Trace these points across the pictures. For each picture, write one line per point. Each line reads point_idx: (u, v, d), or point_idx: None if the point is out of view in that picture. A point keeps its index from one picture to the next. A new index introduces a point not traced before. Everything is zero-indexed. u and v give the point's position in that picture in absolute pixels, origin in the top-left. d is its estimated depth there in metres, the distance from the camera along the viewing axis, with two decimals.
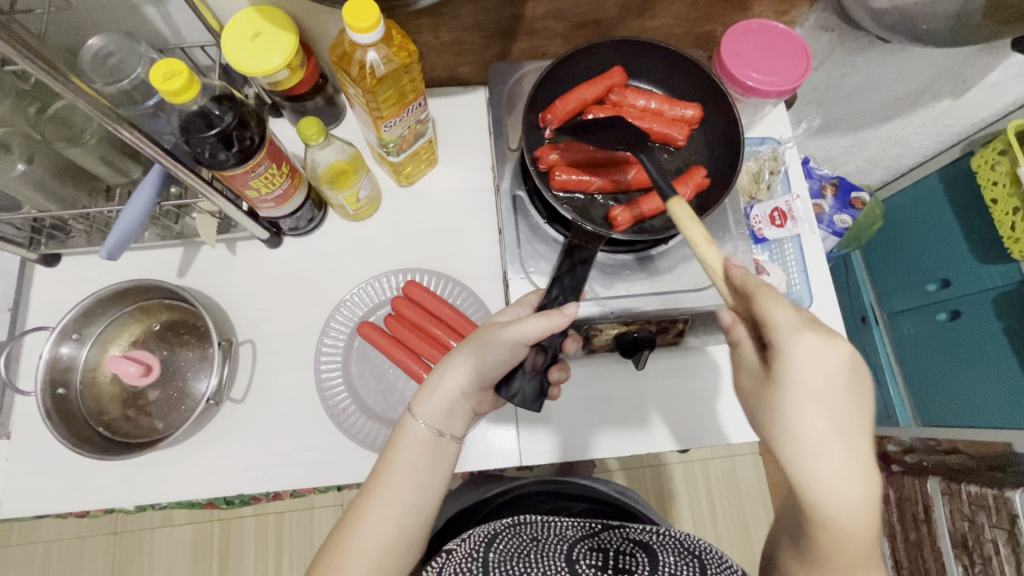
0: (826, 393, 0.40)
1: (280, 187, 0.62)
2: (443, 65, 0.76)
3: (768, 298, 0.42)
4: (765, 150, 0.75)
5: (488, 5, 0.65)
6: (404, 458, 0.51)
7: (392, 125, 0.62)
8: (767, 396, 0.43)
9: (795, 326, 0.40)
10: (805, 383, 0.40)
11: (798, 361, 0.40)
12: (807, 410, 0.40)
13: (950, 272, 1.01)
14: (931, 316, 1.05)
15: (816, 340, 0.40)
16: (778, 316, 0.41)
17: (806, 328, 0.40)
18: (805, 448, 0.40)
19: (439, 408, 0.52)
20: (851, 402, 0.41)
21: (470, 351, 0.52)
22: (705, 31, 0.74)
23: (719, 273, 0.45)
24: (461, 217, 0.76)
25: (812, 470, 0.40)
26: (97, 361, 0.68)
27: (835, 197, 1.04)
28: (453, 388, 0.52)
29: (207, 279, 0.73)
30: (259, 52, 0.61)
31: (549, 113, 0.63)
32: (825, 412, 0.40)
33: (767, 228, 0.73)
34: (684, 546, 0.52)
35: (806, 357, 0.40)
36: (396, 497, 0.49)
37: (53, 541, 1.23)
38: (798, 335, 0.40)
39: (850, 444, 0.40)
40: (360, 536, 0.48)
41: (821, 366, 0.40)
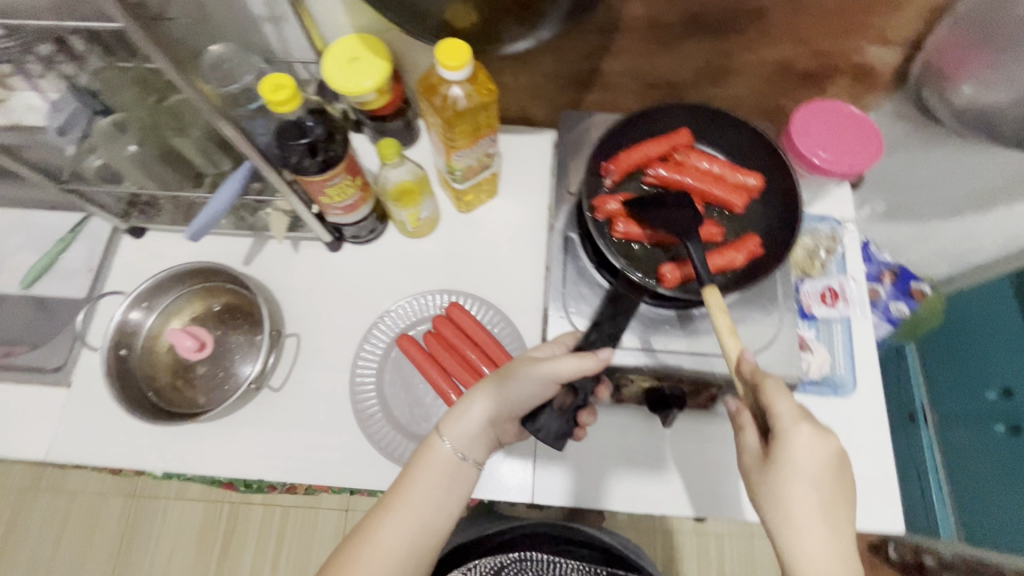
0: (816, 478, 0.44)
1: (350, 198, 0.67)
2: (517, 105, 0.80)
3: (774, 390, 0.47)
4: (824, 228, 0.74)
5: (567, 57, 0.70)
6: (424, 478, 0.52)
7: (463, 155, 0.66)
8: (765, 476, 0.46)
9: (794, 418, 0.45)
10: (799, 469, 0.44)
11: (796, 446, 0.45)
12: (798, 492, 0.44)
13: (1012, 381, 0.96)
14: (988, 427, 0.99)
15: (811, 432, 0.45)
16: (781, 406, 0.46)
17: (804, 421, 0.45)
18: (789, 523, 0.44)
19: (465, 432, 0.53)
20: (839, 496, 0.45)
21: (501, 378, 0.54)
22: (779, 105, 0.76)
23: (735, 359, 0.49)
24: (512, 249, 0.79)
25: (801, 546, 0.43)
26: (159, 331, 0.74)
27: (893, 284, 1.01)
28: (481, 415, 0.53)
29: (268, 272, 0.78)
30: (354, 74, 0.67)
31: (612, 163, 0.65)
32: (815, 498, 0.44)
33: (816, 306, 0.71)
34: None
35: (803, 444, 0.45)
36: (411, 514, 0.50)
37: (76, 493, 1.30)
38: (797, 426, 0.45)
39: (834, 526, 0.43)
40: (372, 545, 0.49)
41: (818, 455, 0.44)
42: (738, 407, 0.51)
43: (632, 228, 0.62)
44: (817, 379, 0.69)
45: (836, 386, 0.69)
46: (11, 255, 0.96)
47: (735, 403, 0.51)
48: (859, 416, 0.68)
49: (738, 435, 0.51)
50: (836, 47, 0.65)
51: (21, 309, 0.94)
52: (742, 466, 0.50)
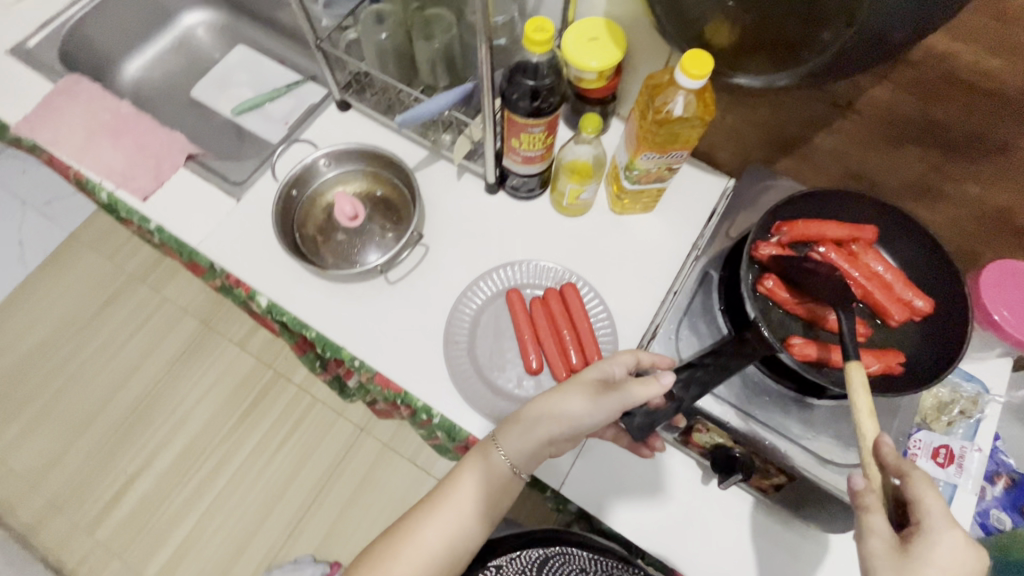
0: None
1: (534, 151, 0.72)
2: (711, 142, 0.82)
3: (927, 487, 0.45)
4: (968, 388, 0.69)
5: (786, 115, 0.71)
6: (470, 484, 0.59)
7: (650, 158, 0.69)
8: (896, 566, 0.43)
9: (948, 521, 0.43)
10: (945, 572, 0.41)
11: (942, 546, 0.42)
12: None
13: None
14: None
15: (963, 541, 0.42)
16: (933, 504, 0.44)
17: (958, 528, 0.43)
18: None
19: (521, 451, 0.57)
20: None
21: (565, 406, 0.56)
22: (976, 251, 0.71)
23: (869, 442, 0.48)
24: (644, 264, 0.80)
25: None
26: (325, 190, 0.83)
27: (1005, 491, 0.89)
28: (541, 432, 0.56)
29: (428, 185, 0.85)
30: (589, 52, 0.72)
31: (787, 225, 0.64)
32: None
33: (922, 459, 0.66)
34: None
35: (954, 550, 0.42)
36: (456, 517, 0.57)
37: (170, 299, 1.51)
38: (951, 529, 0.43)
39: None
40: (419, 539, 0.56)
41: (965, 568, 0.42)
42: (864, 487, 0.47)
43: (777, 289, 0.62)
44: None
45: None
46: (232, 85, 1.12)
47: (860, 481, 0.47)
48: None
49: (860, 516, 0.46)
50: None
51: (221, 129, 1.09)
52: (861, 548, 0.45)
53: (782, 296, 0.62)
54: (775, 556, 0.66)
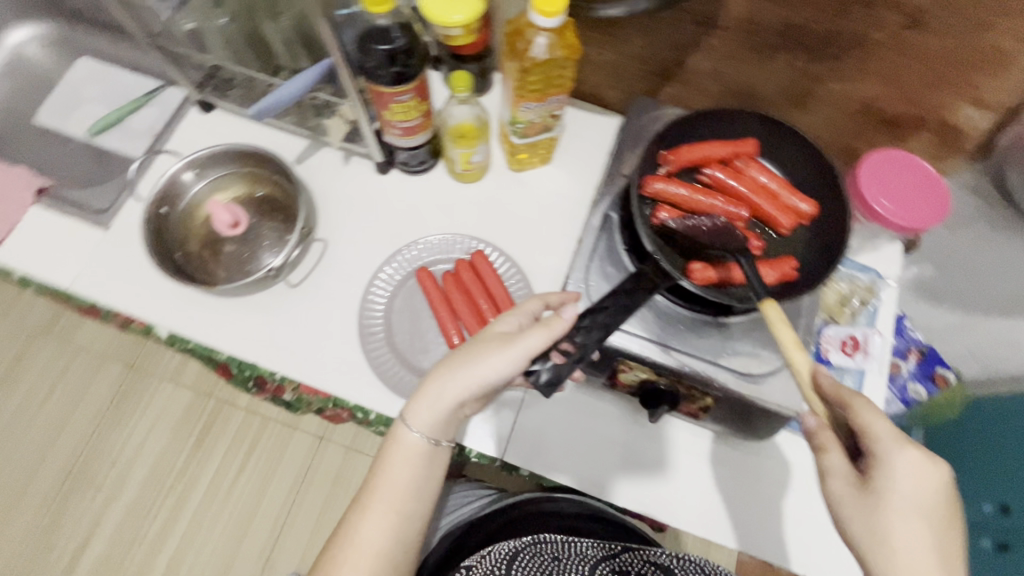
0: (923, 508, 0.45)
1: (412, 121, 0.68)
2: (595, 81, 0.80)
3: (868, 408, 0.48)
4: (863, 279, 0.73)
5: (657, 41, 0.70)
6: (394, 472, 0.55)
7: (529, 108, 0.67)
8: (862, 504, 0.46)
9: (897, 441, 0.46)
10: (902, 496, 0.45)
11: (904, 475, 0.45)
12: (908, 525, 0.44)
13: None
14: None
15: (917, 457, 0.45)
16: (879, 428, 0.47)
17: (908, 445, 0.46)
18: (895, 558, 0.44)
19: (433, 421, 0.54)
20: (946, 522, 0.46)
21: (466, 366, 0.54)
22: (855, 146, 0.74)
23: (806, 376, 0.51)
24: (550, 216, 0.78)
25: None
26: (200, 201, 0.77)
27: (917, 364, 0.97)
28: (452, 396, 0.54)
29: (314, 175, 0.80)
30: (448, 5, 0.67)
31: (671, 154, 0.64)
32: (927, 533, 0.44)
33: (834, 352, 0.70)
34: (701, 567, 0.59)
35: (907, 468, 0.45)
36: (390, 507, 0.54)
37: (82, 348, 1.39)
38: (901, 449, 0.46)
39: (944, 556, 0.44)
40: (360, 542, 0.53)
41: (921, 482, 0.45)
42: (816, 425, 0.50)
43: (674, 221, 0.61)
44: None
45: None
46: (83, 103, 1.01)
47: (813, 419, 0.50)
48: None
49: (819, 455, 0.50)
50: (930, 100, 0.64)
51: (81, 153, 0.98)
52: (826, 489, 0.49)
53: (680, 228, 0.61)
54: (717, 474, 0.69)
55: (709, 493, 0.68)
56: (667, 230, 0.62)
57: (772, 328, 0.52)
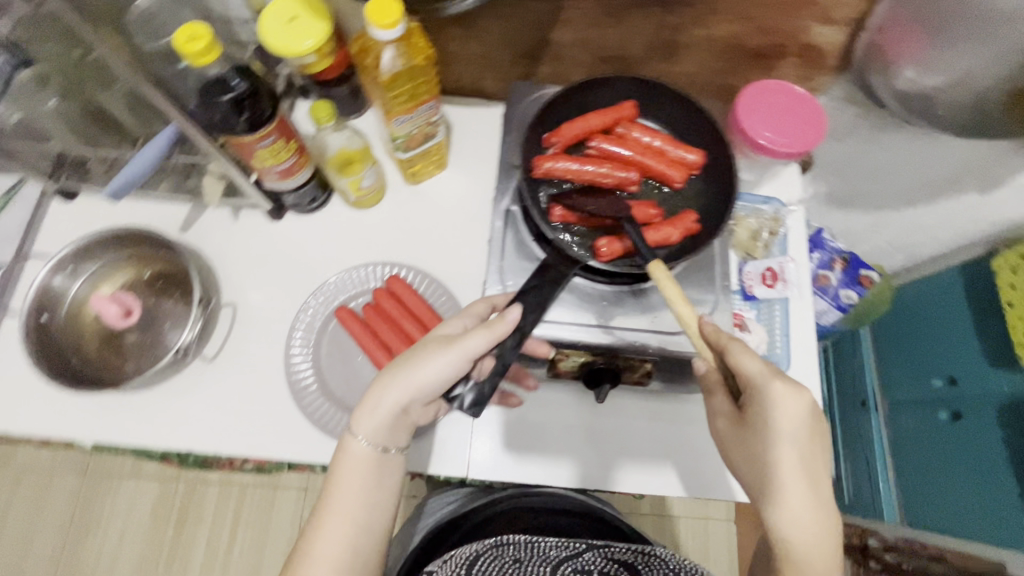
0: (794, 436, 0.48)
1: (286, 162, 0.65)
2: (469, 76, 0.79)
3: (740, 350, 0.51)
4: (768, 210, 0.75)
5: (515, 24, 0.68)
6: (347, 484, 0.53)
7: (402, 121, 0.64)
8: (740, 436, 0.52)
9: (765, 375, 0.49)
10: (773, 426, 0.49)
11: (768, 405, 0.49)
12: (777, 452, 0.48)
13: (957, 370, 1.08)
14: (932, 414, 1.12)
15: (785, 389, 0.48)
16: (749, 366, 0.50)
17: (776, 378, 0.49)
18: (768, 483, 0.49)
19: (380, 428, 0.53)
20: (815, 446, 0.49)
21: (410, 367, 0.52)
22: (731, 83, 0.75)
23: (693, 327, 0.53)
24: (459, 222, 0.77)
25: (778, 501, 0.48)
26: (85, 298, 0.71)
27: (844, 271, 1.05)
28: (393, 403, 0.52)
29: (204, 239, 0.75)
30: (293, 34, 0.64)
31: (554, 135, 0.63)
32: (795, 458, 0.48)
33: (757, 287, 0.72)
34: (670, 565, 0.55)
35: (776, 400, 0.48)
36: (344, 520, 0.52)
37: (25, 470, 1.29)
38: (769, 382, 0.49)
39: (812, 480, 0.48)
40: (313, 562, 0.50)
41: (791, 412, 0.48)
42: (708, 370, 0.57)
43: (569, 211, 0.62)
44: None
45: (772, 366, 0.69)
46: None
47: (704, 366, 0.57)
48: None
49: (710, 398, 0.57)
50: (784, 25, 0.65)
51: None
52: (715, 425, 0.56)
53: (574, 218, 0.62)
54: (680, 434, 0.68)
55: (677, 454, 0.68)
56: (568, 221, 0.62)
57: (658, 286, 0.53)
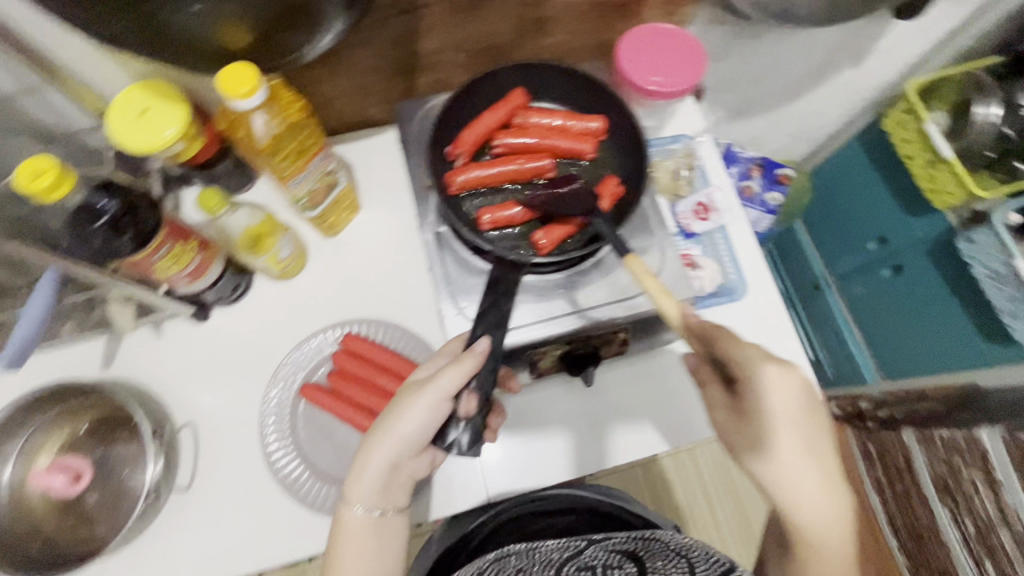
0: (795, 418, 0.44)
1: (192, 262, 0.61)
2: (350, 109, 0.75)
3: (728, 335, 0.46)
4: (679, 148, 0.77)
5: (379, 46, 0.65)
6: (346, 555, 0.50)
7: (299, 181, 0.61)
8: (742, 428, 0.46)
9: (758, 358, 0.44)
10: (774, 413, 0.44)
11: (765, 389, 0.44)
12: (782, 439, 0.44)
13: (886, 231, 1.19)
14: (878, 273, 1.24)
15: (779, 369, 0.44)
16: (739, 351, 0.45)
17: (769, 359, 0.44)
18: (777, 473, 0.44)
19: (372, 490, 0.51)
20: (817, 423, 0.45)
21: (388, 422, 0.51)
22: (604, 40, 0.76)
23: (677, 318, 0.50)
24: (392, 258, 0.73)
25: (790, 491, 0.44)
26: (22, 478, 0.64)
27: (762, 176, 1.11)
28: (380, 462, 0.51)
29: (133, 368, 0.69)
30: (150, 127, 0.58)
31: (457, 146, 0.62)
32: (800, 441, 0.44)
33: (694, 223, 0.74)
34: (673, 550, 0.51)
35: (771, 385, 0.43)
36: None
37: None
38: (760, 364, 0.44)
39: (821, 460, 0.44)
40: None
41: (789, 394, 0.43)
42: (698, 363, 0.52)
43: (499, 214, 0.59)
44: (714, 290, 0.71)
45: (731, 293, 0.71)
46: None
47: (695, 360, 0.52)
48: (761, 309, 0.71)
49: (704, 389, 0.51)
50: None
51: None
52: (715, 420, 0.50)
53: (510, 218, 0.60)
54: (673, 384, 0.70)
55: (677, 404, 0.69)
56: (501, 226, 0.60)
57: (641, 282, 0.51)
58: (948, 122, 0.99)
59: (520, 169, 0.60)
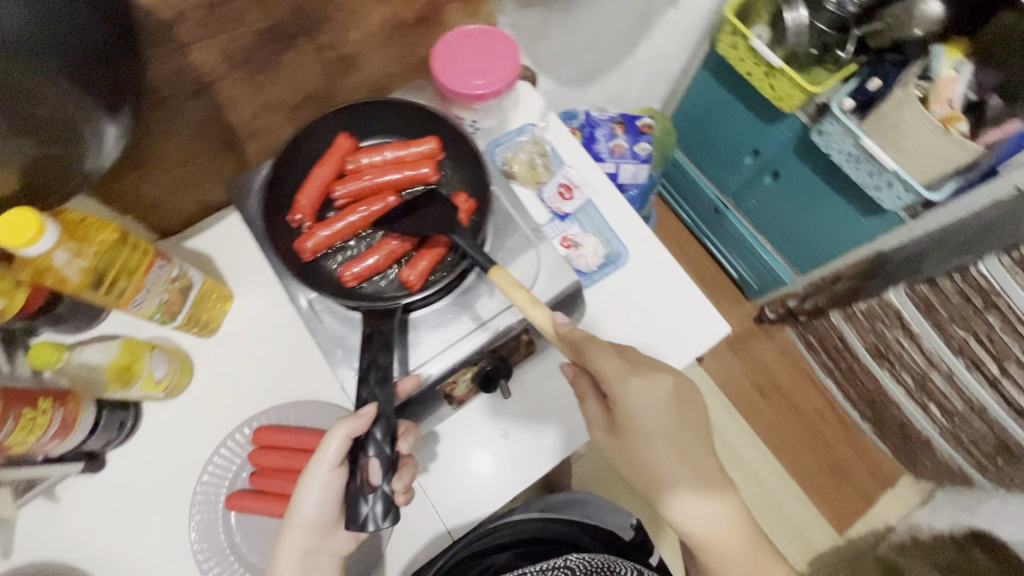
0: (664, 425, 0.51)
1: (52, 422, 0.55)
2: (187, 200, 0.71)
3: (596, 354, 0.52)
4: (527, 140, 0.78)
5: (187, 133, 0.62)
6: None
7: (141, 300, 0.58)
8: (623, 441, 0.53)
9: (621, 376, 0.51)
10: (645, 421, 0.51)
11: (633, 402, 0.51)
12: (655, 444, 0.51)
13: (757, 144, 1.24)
14: (762, 184, 1.30)
15: (641, 382, 0.51)
16: (605, 368, 0.52)
17: (630, 376, 0.51)
18: (658, 478, 0.52)
19: None
20: (688, 424, 0.52)
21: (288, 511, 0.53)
22: (420, 56, 0.75)
23: (551, 331, 0.54)
24: (281, 335, 0.71)
25: (672, 492, 0.52)
26: None
27: (626, 132, 1.19)
28: (292, 551, 0.53)
29: (36, 547, 0.62)
30: None
31: (297, 213, 0.60)
32: (672, 446, 0.52)
33: (564, 205, 0.75)
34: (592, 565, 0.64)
35: (636, 398, 0.51)
36: None
37: None
38: (625, 381, 0.51)
39: (694, 459, 0.52)
40: None
41: (656, 402, 0.51)
42: (575, 375, 0.58)
43: (361, 267, 0.58)
44: (601, 262, 0.73)
45: (617, 259, 0.73)
46: None
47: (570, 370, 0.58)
48: (646, 265, 0.73)
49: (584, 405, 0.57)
50: None
51: None
52: (596, 436, 0.57)
53: (374, 268, 0.58)
54: None
55: None
56: (368, 276, 0.59)
57: (509, 295, 0.55)
58: (769, 32, 1.02)
59: (368, 216, 0.59)
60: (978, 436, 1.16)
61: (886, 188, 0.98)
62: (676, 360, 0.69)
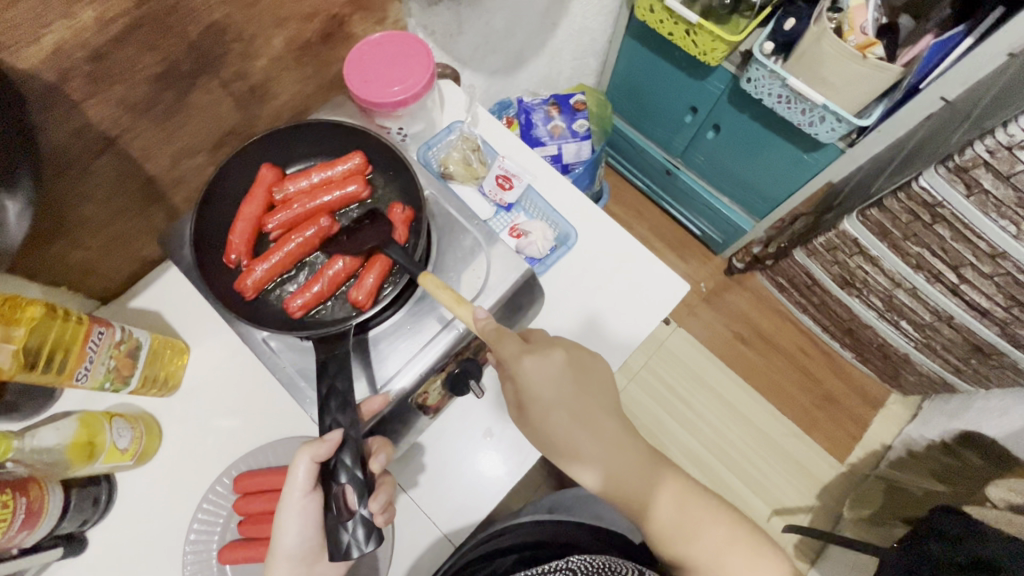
0: (559, 395, 0.55)
1: (17, 513, 0.51)
2: (123, 260, 0.69)
3: (496, 339, 0.55)
4: (458, 138, 0.78)
5: (105, 192, 0.60)
6: None
7: (86, 370, 0.57)
8: (528, 418, 0.57)
9: (515, 356, 0.54)
10: (541, 397, 0.55)
11: (528, 380, 0.55)
12: (553, 416, 0.56)
13: (693, 101, 1.25)
14: (705, 138, 1.32)
15: (533, 360, 0.54)
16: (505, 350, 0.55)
17: (523, 356, 0.54)
18: (562, 446, 0.56)
19: None
20: (581, 391, 0.56)
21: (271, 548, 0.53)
22: (335, 73, 0.74)
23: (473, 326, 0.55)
24: (245, 378, 0.69)
25: (575, 457, 0.57)
26: None
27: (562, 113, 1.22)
28: None
29: None
30: None
31: (231, 253, 0.58)
32: (568, 414, 0.56)
33: (506, 195, 0.76)
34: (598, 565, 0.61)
35: (530, 376, 0.54)
36: None
37: None
38: (519, 361, 0.54)
39: (590, 422, 0.57)
40: None
41: (549, 376, 0.55)
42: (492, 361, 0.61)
43: (307, 295, 0.57)
44: (553, 243, 0.74)
45: (567, 238, 0.74)
46: None
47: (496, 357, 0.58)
48: (595, 240, 0.73)
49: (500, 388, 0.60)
50: (317, 4, 0.64)
51: None
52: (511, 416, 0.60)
53: (319, 294, 0.57)
54: None
55: None
56: (316, 303, 0.58)
57: (437, 296, 0.55)
58: None
59: (303, 242, 0.58)
60: (950, 343, 1.19)
61: (820, 122, 0.99)
62: (641, 326, 0.69)
